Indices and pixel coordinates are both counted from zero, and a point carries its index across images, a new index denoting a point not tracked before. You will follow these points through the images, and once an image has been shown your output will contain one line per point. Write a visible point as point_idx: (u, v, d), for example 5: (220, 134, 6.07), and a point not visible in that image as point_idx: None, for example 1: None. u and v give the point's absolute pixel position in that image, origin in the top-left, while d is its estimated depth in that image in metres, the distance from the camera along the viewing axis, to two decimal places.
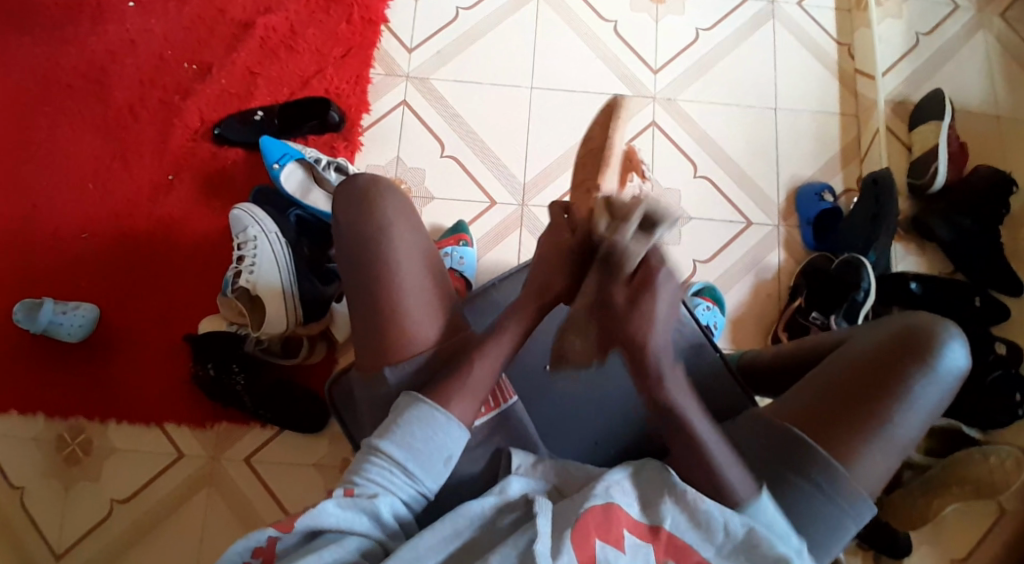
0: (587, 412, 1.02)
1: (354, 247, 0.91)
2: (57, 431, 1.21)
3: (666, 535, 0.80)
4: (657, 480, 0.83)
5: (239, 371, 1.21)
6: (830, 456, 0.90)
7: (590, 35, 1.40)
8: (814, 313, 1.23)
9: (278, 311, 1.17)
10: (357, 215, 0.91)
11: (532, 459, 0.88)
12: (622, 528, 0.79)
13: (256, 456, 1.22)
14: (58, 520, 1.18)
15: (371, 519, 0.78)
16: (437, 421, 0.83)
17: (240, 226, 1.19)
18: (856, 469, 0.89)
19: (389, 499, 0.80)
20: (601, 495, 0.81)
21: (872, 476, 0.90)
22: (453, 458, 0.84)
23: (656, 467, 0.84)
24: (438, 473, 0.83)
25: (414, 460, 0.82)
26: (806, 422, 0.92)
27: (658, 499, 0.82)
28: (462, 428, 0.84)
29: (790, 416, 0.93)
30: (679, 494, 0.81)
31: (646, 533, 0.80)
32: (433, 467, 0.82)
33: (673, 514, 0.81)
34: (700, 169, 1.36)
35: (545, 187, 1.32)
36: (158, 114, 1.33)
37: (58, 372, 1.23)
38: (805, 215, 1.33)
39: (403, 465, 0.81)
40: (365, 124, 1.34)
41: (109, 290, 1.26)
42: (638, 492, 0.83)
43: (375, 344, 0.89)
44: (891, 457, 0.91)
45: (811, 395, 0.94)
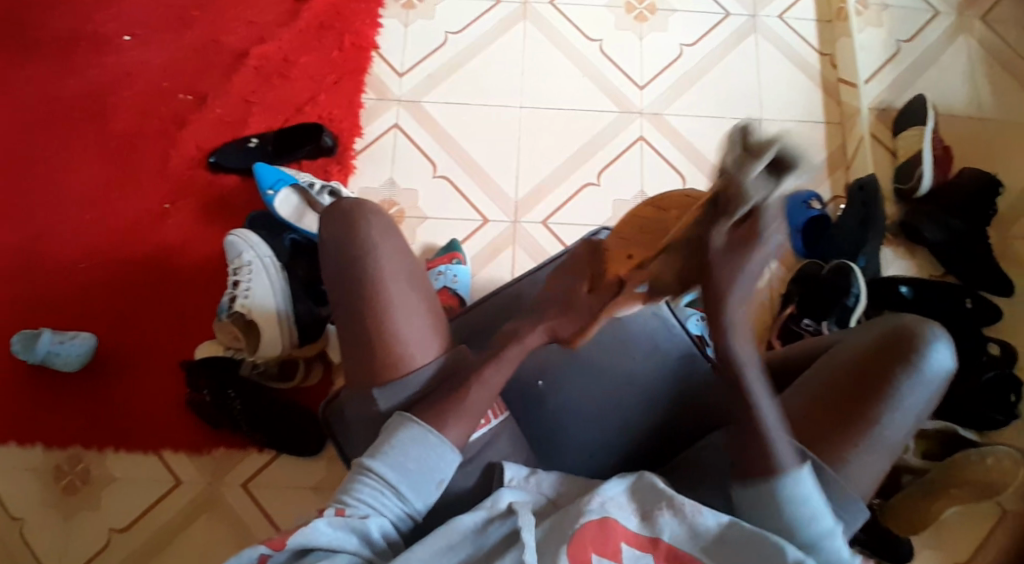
0: (582, 423, 1.02)
1: (342, 266, 0.92)
2: (55, 461, 1.21)
3: (666, 545, 0.80)
4: (653, 493, 0.83)
5: (235, 395, 1.20)
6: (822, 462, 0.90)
7: (577, 53, 1.42)
8: (807, 319, 1.25)
9: (273, 332, 1.18)
10: (343, 239, 0.92)
11: (525, 472, 0.89)
12: (619, 541, 0.79)
13: (253, 481, 1.22)
14: (57, 550, 1.18)
15: (361, 538, 0.78)
16: (428, 442, 0.84)
17: (235, 252, 1.21)
18: (846, 474, 0.90)
19: (379, 519, 0.80)
20: (596, 508, 0.81)
21: (862, 478, 0.91)
22: (443, 482, 0.85)
23: (652, 481, 0.84)
24: (428, 495, 0.83)
25: (405, 481, 0.82)
26: (797, 431, 0.93)
27: (657, 511, 0.82)
28: (454, 452, 0.85)
29: (780, 421, 0.94)
30: (677, 505, 0.81)
31: (645, 544, 0.80)
32: (424, 489, 0.83)
33: (672, 527, 0.81)
34: (689, 180, 1.36)
35: (535, 204, 1.33)
36: (152, 144, 1.35)
37: (55, 402, 1.23)
38: (793, 224, 1.32)
39: (393, 486, 0.82)
40: (357, 147, 1.36)
41: (104, 319, 1.26)
42: (636, 505, 0.83)
43: (369, 361, 0.90)
44: (881, 460, 0.92)
45: (802, 402, 0.94)
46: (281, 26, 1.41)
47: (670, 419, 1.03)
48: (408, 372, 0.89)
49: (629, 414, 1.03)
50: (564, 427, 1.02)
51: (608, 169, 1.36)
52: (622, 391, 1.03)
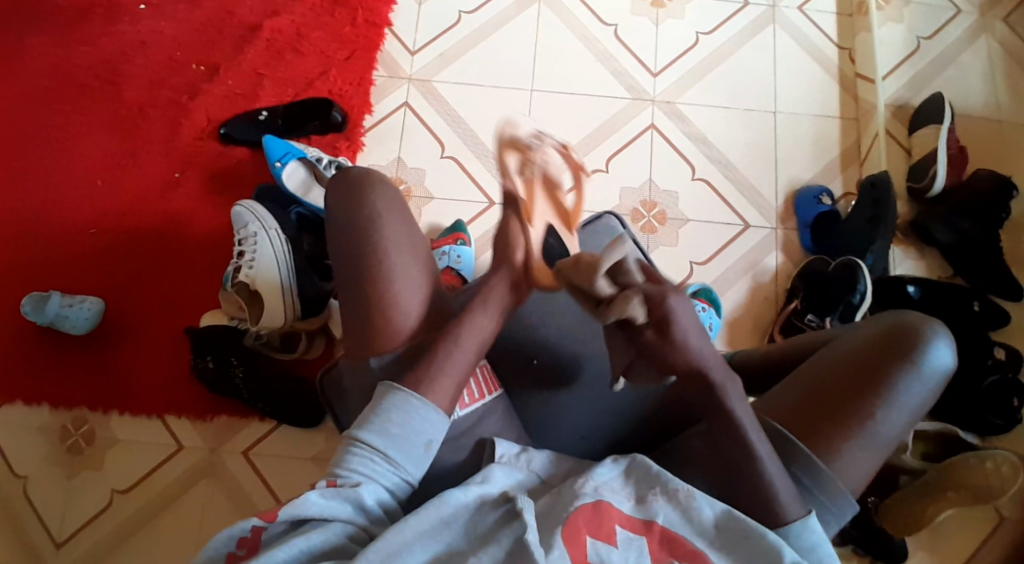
0: (572, 403, 1.02)
1: (343, 239, 0.92)
2: (60, 421, 1.24)
3: (659, 528, 0.80)
4: (648, 477, 0.84)
5: (237, 363, 1.23)
6: (813, 454, 0.90)
7: (591, 38, 1.42)
8: (810, 316, 1.24)
9: (275, 304, 1.19)
10: (349, 206, 0.92)
11: (516, 449, 0.89)
12: (612, 523, 0.79)
13: (254, 449, 1.24)
14: (60, 509, 1.21)
15: (356, 506, 0.79)
16: (413, 407, 0.83)
17: (241, 222, 1.22)
18: (838, 468, 0.90)
19: (372, 487, 0.80)
20: (589, 492, 0.81)
21: (855, 473, 0.90)
22: (433, 444, 0.84)
23: (645, 465, 0.85)
24: (417, 459, 0.83)
25: (394, 447, 0.82)
26: (791, 422, 0.92)
27: (651, 495, 0.83)
28: (440, 414, 0.85)
29: (774, 413, 0.94)
30: (671, 488, 0.82)
31: (638, 527, 0.80)
32: (414, 453, 0.83)
33: (666, 510, 0.81)
34: (698, 171, 1.36)
35: None
36: (165, 114, 1.37)
37: (61, 364, 1.25)
38: (802, 218, 1.34)
39: (383, 452, 0.81)
40: (367, 124, 1.36)
41: (113, 285, 1.29)
42: (631, 489, 0.84)
43: (365, 331, 0.90)
44: (875, 456, 0.91)
45: (797, 394, 0.94)
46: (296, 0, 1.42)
47: (658, 409, 1.00)
48: (400, 340, 0.90)
49: (618, 398, 1.01)
50: (557, 414, 1.02)
51: (616, 157, 1.36)
52: (616, 376, 1.02)
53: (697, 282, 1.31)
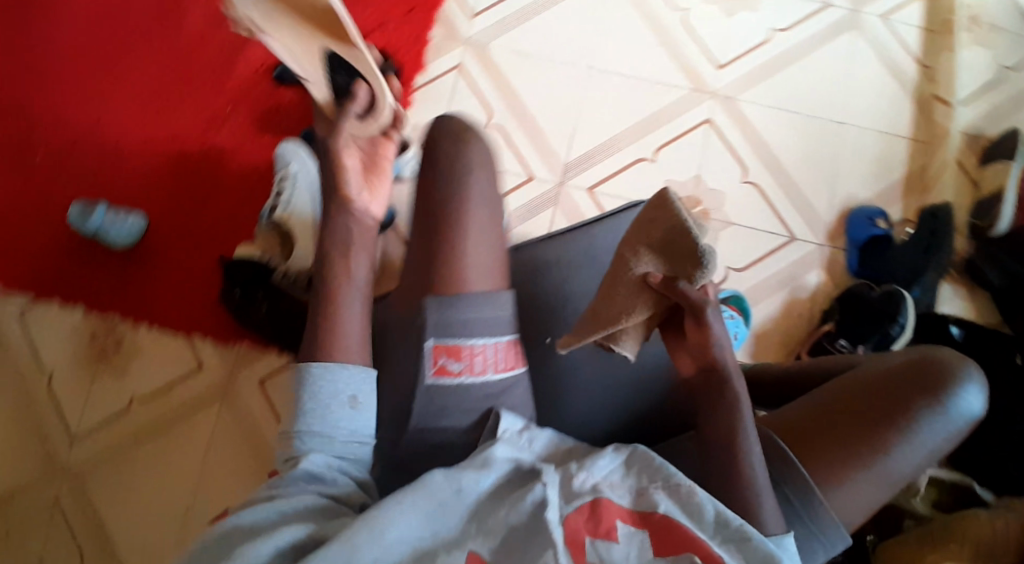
0: (581, 385, 0.99)
1: (433, 176, 0.92)
2: (92, 326, 1.30)
3: (659, 519, 0.77)
4: (647, 469, 0.81)
5: (263, 297, 1.26)
6: (812, 477, 0.86)
7: (658, 21, 1.37)
8: (841, 340, 1.20)
9: (306, 242, 1.24)
10: (451, 150, 0.92)
11: (520, 426, 0.85)
12: (613, 519, 0.77)
13: (270, 380, 1.29)
14: (80, 409, 1.27)
15: (308, 476, 0.78)
16: (321, 372, 0.82)
17: (282, 163, 1.28)
18: (837, 497, 0.86)
19: (314, 459, 0.79)
20: (587, 491, 0.79)
21: (851, 505, 0.86)
22: (358, 398, 0.82)
23: (646, 456, 0.81)
24: (350, 416, 0.81)
25: (319, 418, 0.80)
26: (796, 441, 0.89)
27: (652, 488, 0.80)
28: (357, 368, 0.83)
29: (780, 428, 0.91)
30: (673, 482, 0.80)
31: (638, 519, 0.78)
32: (341, 413, 0.81)
33: (664, 503, 0.79)
34: (750, 174, 1.31)
35: (585, 169, 1.32)
36: (229, 47, 1.40)
37: (100, 273, 1.31)
38: (852, 238, 1.28)
39: (313, 428, 0.80)
40: (417, 82, 1.35)
41: (158, 206, 1.34)
42: (630, 482, 0.81)
43: (427, 273, 0.89)
44: (879, 492, 0.87)
45: (808, 413, 0.91)
46: None
47: (667, 402, 1.00)
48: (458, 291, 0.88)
49: (619, 391, 1.00)
50: (551, 389, 0.99)
51: (666, 147, 1.32)
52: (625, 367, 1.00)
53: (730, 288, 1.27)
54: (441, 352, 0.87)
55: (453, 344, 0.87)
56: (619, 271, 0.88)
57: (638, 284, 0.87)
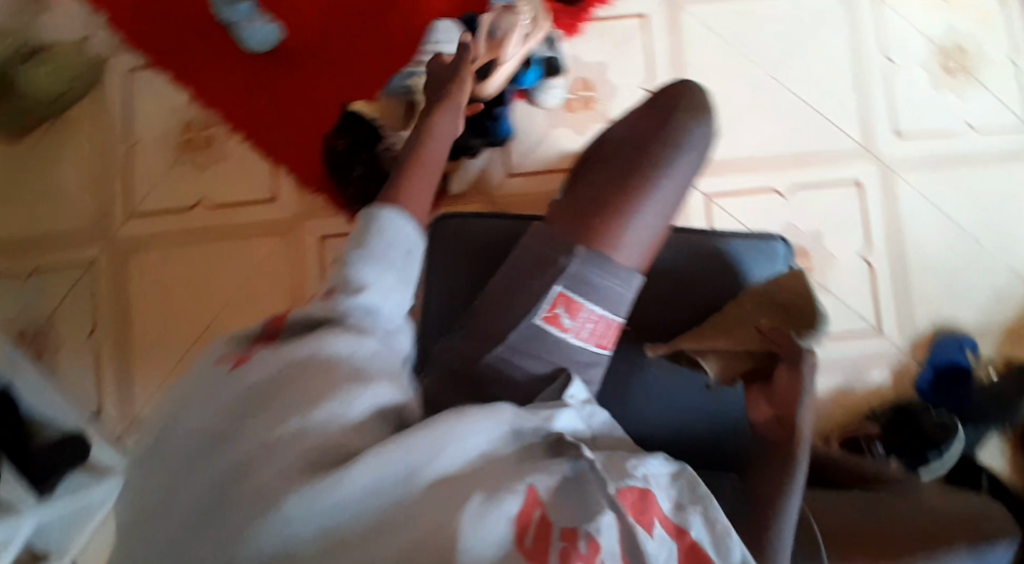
0: (651, 390, 0.99)
1: (638, 133, 0.91)
2: (189, 115, 1.30)
3: (689, 540, 0.73)
4: (692, 489, 0.77)
5: (361, 162, 1.20)
6: None
7: (863, 64, 1.28)
8: (878, 446, 1.17)
9: (433, 122, 1.15)
10: (665, 119, 0.91)
11: (585, 397, 0.82)
12: (652, 521, 0.72)
13: (331, 240, 1.27)
14: (149, 187, 1.29)
15: (359, 328, 0.75)
16: (382, 224, 0.81)
17: (445, 36, 1.18)
18: None
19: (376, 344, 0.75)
20: (639, 477, 0.75)
21: None
22: (413, 252, 0.82)
23: (694, 480, 0.78)
24: (395, 262, 0.80)
25: (380, 264, 0.79)
26: (826, 531, 0.90)
27: (691, 508, 0.76)
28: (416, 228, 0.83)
29: (818, 515, 0.92)
30: (711, 514, 0.76)
31: (671, 529, 0.73)
32: (390, 261, 0.79)
33: (699, 526, 0.75)
34: (870, 253, 1.26)
35: (716, 176, 1.26)
36: None
37: (221, 67, 1.29)
38: (934, 360, 1.23)
39: (370, 264, 0.78)
40: (595, 15, 1.27)
41: (300, 26, 1.30)
42: (673, 492, 0.77)
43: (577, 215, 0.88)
44: None
45: (848, 513, 0.92)
46: None
47: (724, 439, 1.00)
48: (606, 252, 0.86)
49: (681, 414, 0.99)
50: (624, 386, 0.99)
51: (804, 190, 1.26)
52: (696, 390, 0.99)
53: None
54: (561, 302, 0.85)
55: (577, 299, 0.85)
56: (736, 315, 0.94)
57: (749, 327, 0.92)
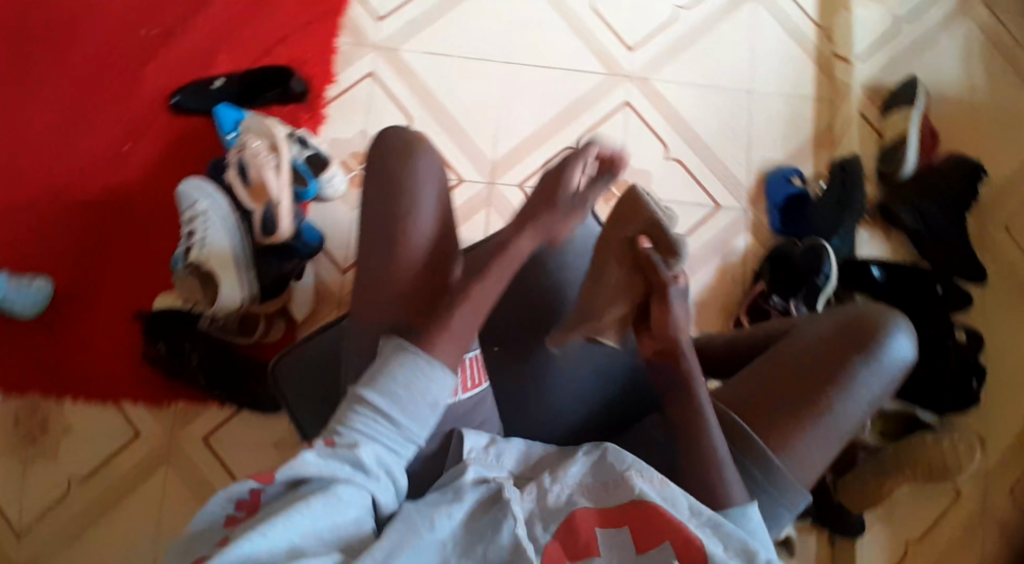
0: (542, 392, 0.98)
1: (381, 193, 0.88)
2: (13, 410, 1.19)
3: (637, 507, 0.78)
4: (614, 467, 0.82)
5: (192, 349, 1.19)
6: (770, 445, 0.90)
7: (570, 9, 1.38)
8: (775, 297, 1.25)
9: (231, 280, 1.15)
10: (395, 164, 0.89)
11: (484, 442, 0.85)
12: (590, 529, 0.77)
13: (215, 436, 1.21)
14: (15, 501, 1.16)
15: (353, 467, 0.73)
16: (421, 367, 0.79)
17: (189, 200, 1.16)
18: (795, 459, 0.90)
19: (373, 449, 0.74)
20: (563, 506, 0.79)
21: (809, 461, 0.90)
22: (439, 404, 0.79)
23: (617, 454, 0.83)
24: (422, 418, 0.78)
25: (399, 408, 0.77)
26: (748, 413, 0.92)
27: (626, 480, 0.81)
28: (447, 373, 0.80)
29: (732, 403, 0.94)
30: (644, 473, 0.81)
31: (613, 519, 0.78)
32: (417, 411, 0.77)
33: (642, 488, 0.80)
34: (672, 150, 1.34)
35: (512, 166, 1.31)
36: (115, 83, 1.26)
37: (14, 350, 1.20)
38: (772, 200, 1.34)
39: (387, 413, 0.76)
40: (330, 95, 1.28)
41: (65, 267, 1.22)
42: (597, 486, 0.82)
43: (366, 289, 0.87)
44: (832, 445, 0.91)
45: (755, 381, 0.94)
46: None
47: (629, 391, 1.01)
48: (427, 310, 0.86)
49: (584, 389, 0.99)
50: (525, 395, 0.98)
51: (590, 134, 1.33)
52: (583, 364, 0.99)
53: None
54: None
55: None
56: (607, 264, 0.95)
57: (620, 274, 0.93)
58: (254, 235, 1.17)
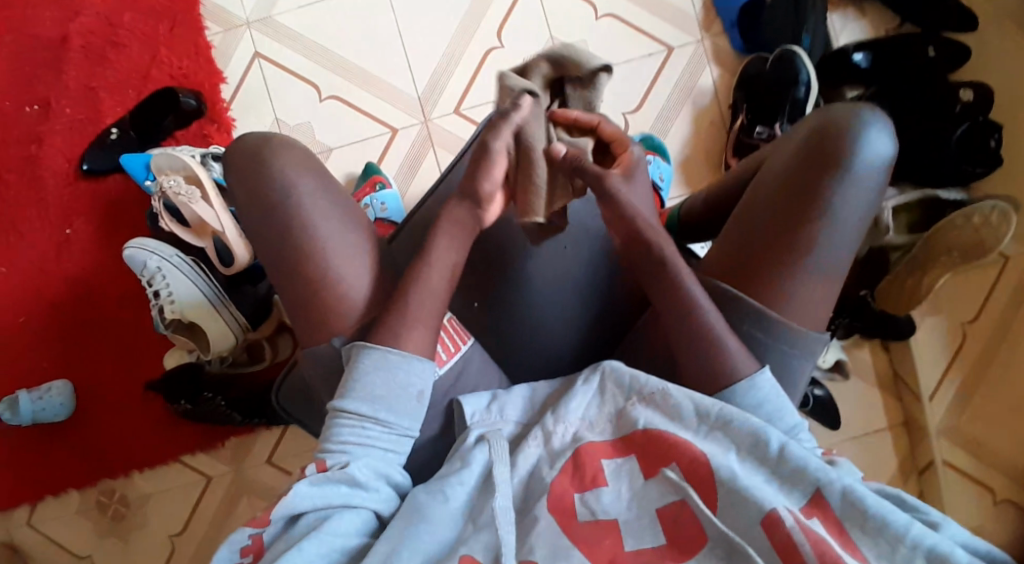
0: (525, 316, 0.92)
1: (256, 215, 0.81)
2: (93, 498, 1.25)
3: (642, 432, 0.75)
4: (618, 382, 0.78)
5: (215, 395, 1.20)
6: (761, 300, 0.80)
7: None
8: (759, 128, 1.14)
9: (215, 327, 1.15)
10: (257, 181, 0.81)
11: (486, 402, 0.82)
12: (596, 462, 0.74)
13: (276, 455, 1.26)
14: None
15: (350, 485, 0.73)
16: (391, 362, 0.77)
17: (139, 262, 1.14)
18: (793, 306, 0.80)
19: (363, 461, 0.74)
20: (568, 444, 0.76)
21: (811, 305, 0.80)
22: (425, 393, 0.78)
23: (617, 374, 0.79)
24: (412, 411, 0.77)
25: (383, 408, 0.76)
26: (731, 273, 0.82)
27: (630, 405, 0.77)
28: (425, 361, 0.78)
29: (717, 266, 0.84)
30: (648, 392, 0.76)
31: (622, 448, 0.75)
32: (406, 407, 0.77)
33: (646, 414, 0.76)
34: (601, 8, 1.21)
35: (441, 94, 1.20)
36: (23, 175, 1.20)
37: (69, 451, 1.25)
38: (727, 19, 1.21)
39: (372, 416, 0.75)
40: (227, 97, 1.20)
41: (71, 364, 1.22)
42: (605, 410, 0.78)
43: (305, 317, 0.81)
44: (833, 280, 0.81)
45: (733, 236, 0.83)
46: None
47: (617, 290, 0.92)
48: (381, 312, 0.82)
49: (571, 302, 0.92)
50: (506, 319, 0.92)
51: (506, 25, 1.20)
52: (559, 278, 0.92)
53: (637, 133, 1.18)
54: None
55: None
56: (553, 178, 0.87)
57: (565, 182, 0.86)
58: (217, 269, 1.16)
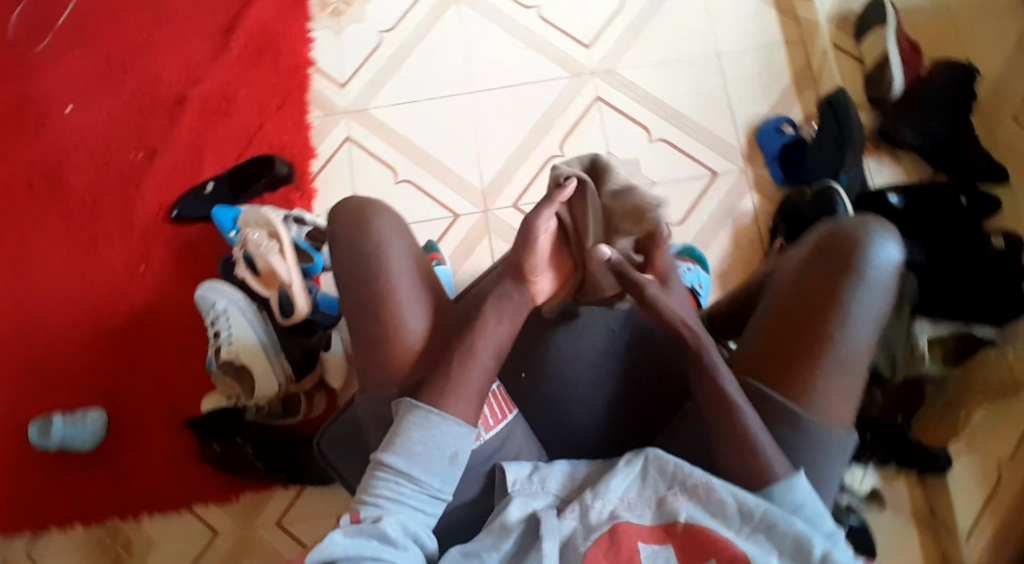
0: (570, 406, 0.89)
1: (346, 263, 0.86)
2: (96, 537, 1.22)
3: (683, 527, 0.70)
4: (662, 471, 0.74)
5: (245, 442, 1.21)
6: (787, 398, 0.79)
7: (521, 28, 1.42)
8: None
9: (263, 373, 1.20)
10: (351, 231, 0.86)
11: (528, 471, 0.79)
12: (634, 544, 0.70)
13: (287, 517, 1.22)
14: None
15: (381, 540, 0.72)
16: (433, 423, 0.78)
17: (207, 304, 1.21)
18: (818, 408, 0.79)
19: (396, 519, 0.74)
20: (605, 521, 0.72)
21: (837, 408, 0.79)
22: (459, 456, 0.78)
23: (660, 462, 0.74)
24: (444, 474, 0.78)
25: (416, 466, 0.77)
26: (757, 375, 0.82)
27: (671, 495, 0.73)
28: (463, 426, 0.79)
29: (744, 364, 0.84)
30: (689, 485, 0.73)
31: (660, 536, 0.71)
32: (439, 470, 0.77)
33: (687, 507, 0.72)
34: (654, 132, 1.35)
35: (501, 191, 1.32)
36: (115, 208, 1.35)
37: (81, 479, 1.24)
38: (769, 152, 1.32)
39: (407, 474, 0.76)
40: (315, 169, 1.34)
41: (108, 391, 1.27)
42: (648, 495, 0.73)
43: (368, 346, 0.84)
44: (854, 383, 0.80)
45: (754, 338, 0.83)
46: (216, 61, 1.41)
47: (658, 377, 0.89)
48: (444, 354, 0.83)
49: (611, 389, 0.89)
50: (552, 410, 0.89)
51: (570, 138, 1.35)
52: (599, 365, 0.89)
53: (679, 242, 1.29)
54: None
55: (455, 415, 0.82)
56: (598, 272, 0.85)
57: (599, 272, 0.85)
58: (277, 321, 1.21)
